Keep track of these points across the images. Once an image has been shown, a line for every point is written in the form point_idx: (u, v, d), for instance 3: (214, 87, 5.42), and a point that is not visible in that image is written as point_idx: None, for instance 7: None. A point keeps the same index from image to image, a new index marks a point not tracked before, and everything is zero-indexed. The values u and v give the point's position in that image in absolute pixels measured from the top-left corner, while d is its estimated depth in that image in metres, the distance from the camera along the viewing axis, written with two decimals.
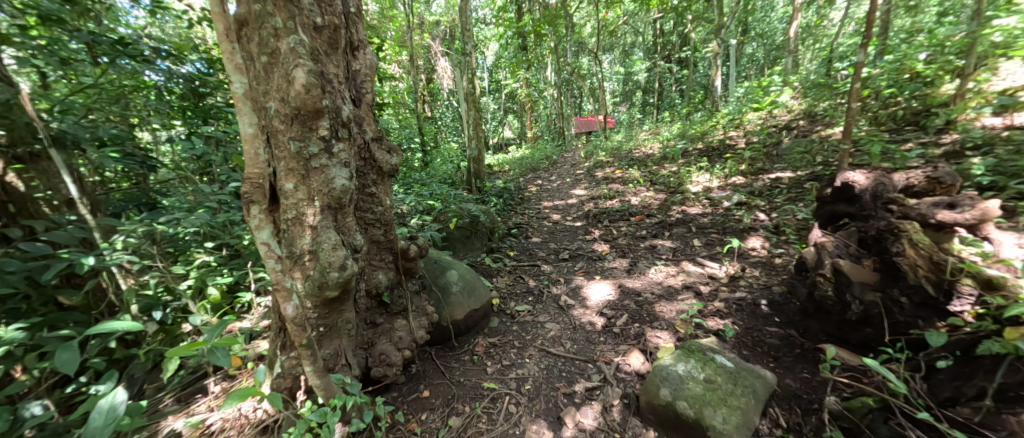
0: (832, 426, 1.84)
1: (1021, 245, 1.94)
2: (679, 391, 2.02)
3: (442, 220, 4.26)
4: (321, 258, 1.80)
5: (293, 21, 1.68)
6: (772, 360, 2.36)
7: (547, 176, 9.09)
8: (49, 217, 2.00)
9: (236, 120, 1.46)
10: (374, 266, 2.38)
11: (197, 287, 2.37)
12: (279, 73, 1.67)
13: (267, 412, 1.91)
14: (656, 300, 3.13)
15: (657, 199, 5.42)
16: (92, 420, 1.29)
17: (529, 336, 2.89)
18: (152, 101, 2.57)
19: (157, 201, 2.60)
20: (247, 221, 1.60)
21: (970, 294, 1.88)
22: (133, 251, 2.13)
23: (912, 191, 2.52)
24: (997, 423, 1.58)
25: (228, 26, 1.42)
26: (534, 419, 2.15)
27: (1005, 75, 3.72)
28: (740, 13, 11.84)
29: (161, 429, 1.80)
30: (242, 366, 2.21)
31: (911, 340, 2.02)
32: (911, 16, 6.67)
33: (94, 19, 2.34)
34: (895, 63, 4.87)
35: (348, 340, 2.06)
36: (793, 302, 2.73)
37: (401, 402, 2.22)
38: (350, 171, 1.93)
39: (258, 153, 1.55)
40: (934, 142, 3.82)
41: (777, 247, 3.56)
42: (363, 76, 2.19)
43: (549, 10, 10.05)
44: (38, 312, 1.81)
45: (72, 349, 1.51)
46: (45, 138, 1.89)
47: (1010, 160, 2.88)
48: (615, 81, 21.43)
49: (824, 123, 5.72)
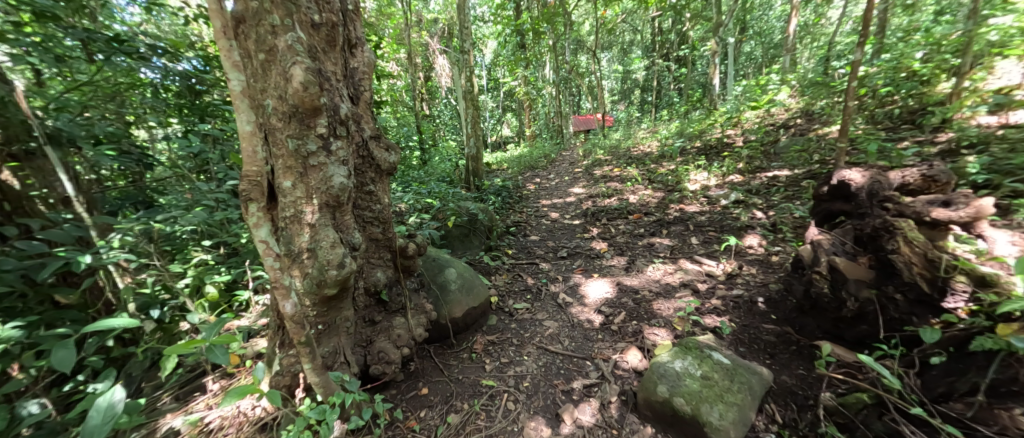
0: (827, 421, 1.87)
1: (1014, 242, 1.93)
2: (676, 388, 2.03)
3: (440, 219, 4.25)
4: (319, 256, 1.80)
5: (290, 19, 1.67)
6: (768, 357, 2.38)
7: (546, 174, 9.12)
8: (46, 215, 1.99)
9: (234, 118, 1.45)
10: (372, 264, 2.38)
11: (195, 285, 2.39)
12: (277, 70, 1.67)
13: (266, 410, 1.92)
14: (654, 298, 3.14)
15: (655, 197, 5.45)
16: (90, 418, 1.29)
17: (527, 333, 2.90)
18: (148, 99, 2.56)
19: (153, 200, 2.59)
20: (246, 219, 1.53)
21: (964, 290, 1.89)
22: (131, 250, 2.12)
23: (907, 190, 2.53)
24: (989, 418, 1.58)
25: (225, 23, 1.40)
26: (533, 416, 2.17)
27: (1001, 74, 3.74)
28: (739, 11, 11.85)
29: (161, 427, 1.80)
30: (242, 365, 2.21)
31: (905, 337, 2.04)
32: (908, 15, 6.70)
33: (89, 16, 2.33)
34: (892, 62, 4.87)
35: (346, 337, 2.07)
36: (789, 299, 2.75)
37: (399, 399, 2.23)
38: (348, 169, 1.94)
39: (256, 151, 1.54)
40: (930, 140, 3.84)
41: (774, 245, 3.58)
42: (361, 73, 2.18)
43: (548, 8, 10.02)
44: (33, 312, 1.80)
45: (68, 347, 1.50)
46: (40, 136, 1.88)
47: (1005, 158, 2.89)
48: (613, 80, 21.42)
49: (821, 121, 5.75)
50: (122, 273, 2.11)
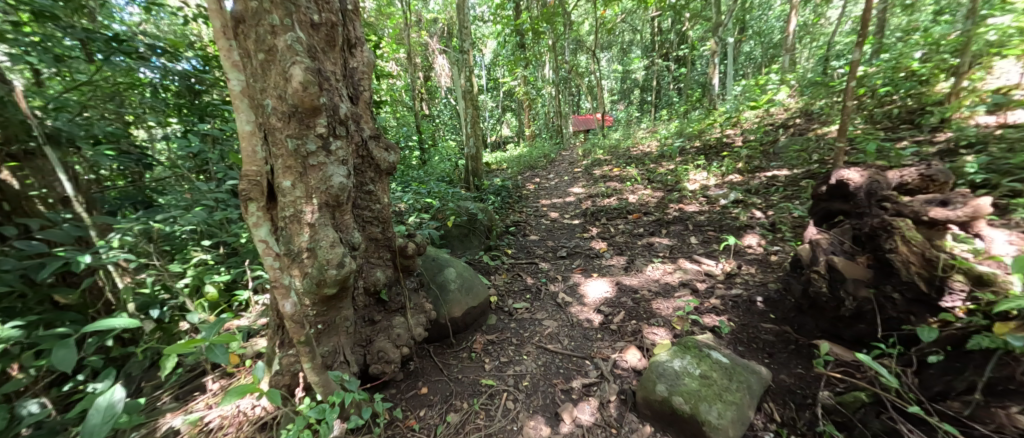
0: (825, 420, 1.88)
1: (1012, 242, 1.94)
2: (675, 387, 2.04)
3: (440, 218, 4.26)
4: (319, 255, 1.80)
5: (290, 19, 1.68)
6: (767, 356, 2.38)
7: (546, 174, 9.13)
8: (45, 215, 1.99)
9: (234, 118, 1.45)
10: (372, 264, 2.38)
11: (194, 285, 2.40)
12: (276, 70, 1.68)
13: (266, 409, 1.92)
14: (653, 297, 3.15)
15: (654, 197, 5.45)
16: (90, 417, 1.29)
17: (527, 333, 2.90)
18: (147, 99, 2.56)
19: (152, 200, 2.59)
20: (246, 218, 1.53)
21: (961, 289, 1.89)
22: (130, 250, 2.13)
23: (906, 189, 2.54)
24: (986, 416, 1.59)
25: (225, 23, 1.40)
26: (532, 415, 2.17)
27: (1000, 73, 3.76)
28: (738, 11, 11.86)
29: (160, 427, 1.80)
30: (241, 365, 2.21)
31: (903, 336, 2.05)
32: (907, 14, 6.70)
33: (89, 16, 2.33)
34: (891, 61, 4.88)
35: (346, 337, 2.08)
36: (788, 299, 2.75)
37: (399, 398, 2.23)
38: (347, 168, 1.94)
39: (256, 151, 1.54)
40: (929, 140, 3.85)
41: (773, 244, 3.58)
42: (361, 73, 2.18)
43: (547, 7, 10.01)
44: (33, 312, 1.80)
45: (68, 347, 1.51)
46: (39, 136, 1.89)
47: (1004, 157, 2.90)
48: (613, 80, 21.47)
49: (820, 121, 5.76)
50: (122, 273, 2.11)
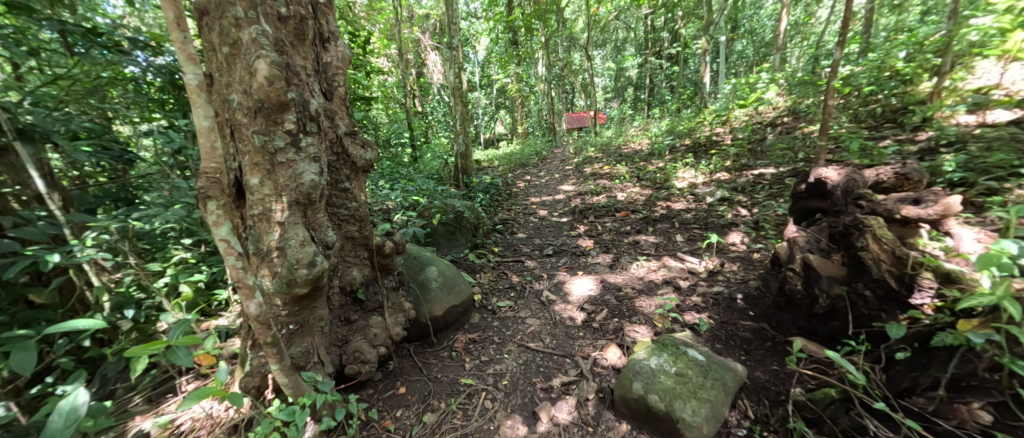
0: (796, 416, 1.89)
1: (980, 239, 1.96)
2: (651, 385, 2.04)
3: (426, 216, 4.22)
4: (289, 255, 1.76)
5: (255, 11, 1.63)
6: (744, 353, 2.40)
7: (536, 172, 9.12)
8: (18, 212, 1.95)
9: (190, 113, 1.41)
10: (348, 263, 2.35)
11: (170, 285, 2.36)
12: (241, 64, 1.63)
13: (236, 411, 1.87)
14: (636, 295, 3.15)
15: (643, 195, 5.46)
16: (52, 421, 1.25)
17: (509, 331, 2.89)
18: (129, 94, 2.50)
19: (135, 197, 2.54)
20: (205, 217, 1.48)
21: (930, 286, 1.91)
22: (106, 248, 2.08)
23: (882, 188, 2.55)
24: (949, 412, 1.62)
25: (179, 14, 1.36)
26: (510, 414, 2.16)
27: (981, 73, 3.82)
28: (728, 9, 11.99)
29: (128, 430, 1.77)
30: (213, 366, 2.17)
31: (872, 333, 2.07)
32: (896, 13, 6.74)
33: (69, 7, 2.22)
34: (876, 61, 4.97)
35: (320, 337, 2.04)
36: (767, 296, 2.77)
37: (376, 399, 2.21)
38: (320, 166, 1.90)
39: (216, 147, 1.50)
40: (911, 139, 3.89)
41: (756, 242, 3.61)
42: (335, 68, 2.15)
43: (540, 3, 9.95)
44: (6, 312, 1.76)
45: (30, 349, 1.46)
46: (7, 131, 1.81)
47: (982, 156, 2.92)
48: (606, 77, 21.42)
49: (806, 119, 5.81)
50: (96, 272, 2.07)
